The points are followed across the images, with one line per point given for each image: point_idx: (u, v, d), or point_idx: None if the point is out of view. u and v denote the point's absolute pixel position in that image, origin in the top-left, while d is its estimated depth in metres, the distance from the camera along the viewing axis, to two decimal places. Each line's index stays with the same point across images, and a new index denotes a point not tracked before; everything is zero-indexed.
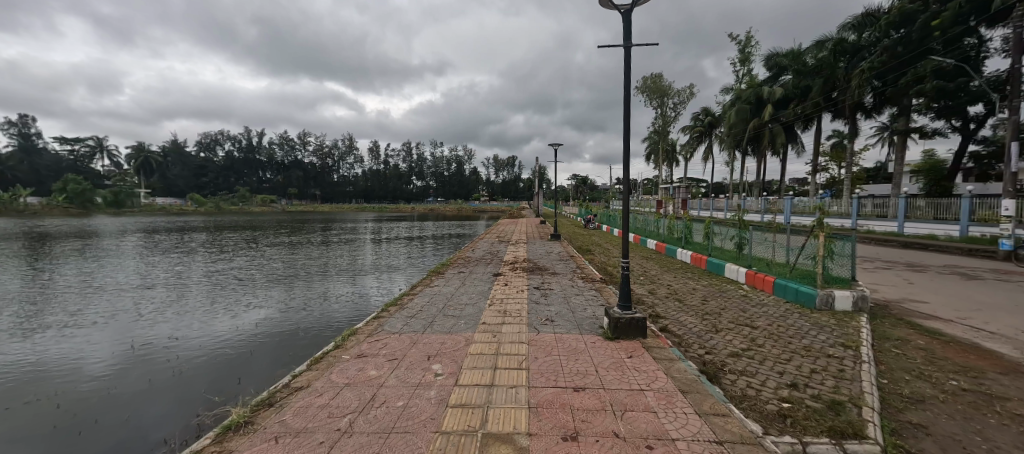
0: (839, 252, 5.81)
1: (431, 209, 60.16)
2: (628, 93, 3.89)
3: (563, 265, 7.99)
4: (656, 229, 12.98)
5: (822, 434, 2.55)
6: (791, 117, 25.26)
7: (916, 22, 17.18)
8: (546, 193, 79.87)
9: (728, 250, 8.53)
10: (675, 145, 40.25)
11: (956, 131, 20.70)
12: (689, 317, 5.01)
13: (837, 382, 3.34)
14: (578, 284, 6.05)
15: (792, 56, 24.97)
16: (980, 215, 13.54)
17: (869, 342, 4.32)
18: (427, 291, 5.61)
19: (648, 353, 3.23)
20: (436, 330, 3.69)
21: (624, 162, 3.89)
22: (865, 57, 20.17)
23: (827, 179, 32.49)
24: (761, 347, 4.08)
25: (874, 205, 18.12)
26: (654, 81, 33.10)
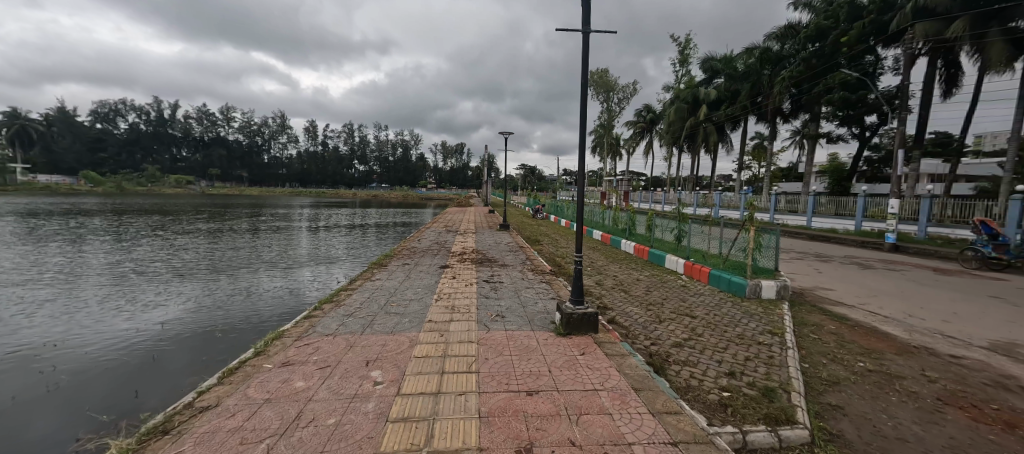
0: (766, 245, 6.24)
1: (373, 196, 57.35)
2: (585, 81, 3.78)
3: (512, 256, 7.87)
4: (601, 220, 13.34)
5: (759, 421, 2.52)
6: (722, 118, 27.18)
7: (828, 38, 19.09)
8: (495, 182, 79.71)
9: (668, 242, 8.91)
10: (619, 140, 41.87)
11: (855, 137, 23.55)
12: (636, 309, 5.09)
13: (768, 369, 3.46)
14: (528, 276, 5.95)
15: (725, 61, 26.76)
16: (871, 212, 15.59)
17: (792, 329, 4.65)
18: (367, 286, 5.20)
19: (601, 350, 3.20)
20: (376, 331, 3.38)
21: (579, 153, 3.79)
22: (786, 66, 22.04)
23: (750, 176, 35.66)
24: (702, 337, 4.19)
25: (788, 201, 20.11)
26: (601, 76, 33.98)
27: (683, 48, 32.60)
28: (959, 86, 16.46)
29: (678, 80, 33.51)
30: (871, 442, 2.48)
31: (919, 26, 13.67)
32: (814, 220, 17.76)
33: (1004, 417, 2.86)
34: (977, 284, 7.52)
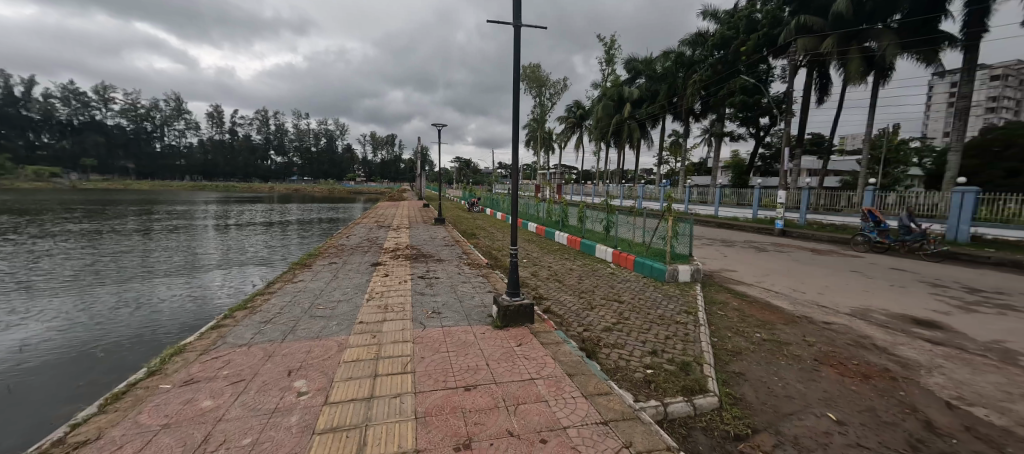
0: (682, 233, 6.85)
1: (294, 190, 52.78)
2: (518, 75, 3.80)
3: (447, 251, 7.74)
4: (536, 213, 13.66)
5: (677, 393, 2.76)
6: (644, 116, 29.20)
7: (731, 46, 21.35)
8: (428, 175, 77.79)
9: (598, 232, 9.40)
10: (551, 134, 43.10)
11: (752, 136, 26.73)
12: (569, 297, 5.30)
13: (685, 345, 3.81)
14: (464, 270, 5.90)
15: (645, 62, 28.68)
16: (765, 201, 17.87)
17: (703, 308, 5.18)
18: (288, 288, 4.77)
19: (536, 339, 3.28)
20: (299, 337, 3.12)
21: (513, 146, 3.82)
22: (696, 70, 24.24)
23: (668, 170, 38.90)
24: (628, 320, 4.49)
25: (699, 193, 22.29)
26: (533, 71, 34.60)
27: (609, 48, 34.34)
28: (829, 95, 19.40)
29: (605, 78, 35.29)
30: (766, 402, 2.85)
31: (801, 41, 16.03)
32: (721, 209, 19.91)
33: (862, 370, 3.46)
34: (843, 261, 8.97)
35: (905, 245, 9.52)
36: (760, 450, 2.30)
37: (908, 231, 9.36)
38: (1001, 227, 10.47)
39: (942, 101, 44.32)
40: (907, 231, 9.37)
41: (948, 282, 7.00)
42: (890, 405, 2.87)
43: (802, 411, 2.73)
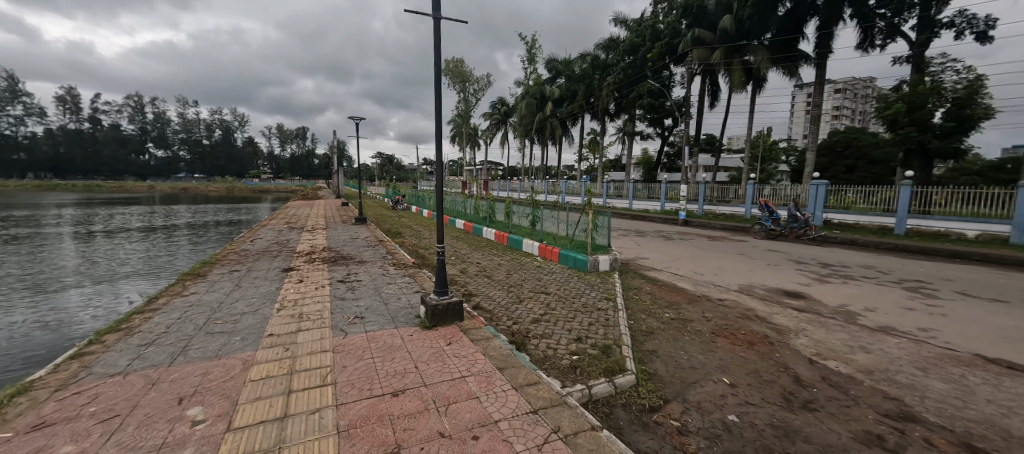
0: (601, 225, 7.31)
1: (182, 189, 45.91)
2: (439, 69, 3.71)
3: (370, 252, 7.33)
4: (463, 209, 13.55)
5: (600, 375, 2.94)
6: (564, 114, 30.48)
7: (639, 52, 23.19)
8: (347, 172, 72.91)
9: (524, 227, 9.62)
10: (476, 130, 43.05)
11: (659, 136, 29.40)
12: (498, 292, 5.35)
13: (606, 330, 4.07)
14: (389, 271, 5.65)
15: (564, 63, 29.92)
16: (671, 195, 19.80)
17: (621, 294, 5.59)
18: (177, 303, 4.13)
19: (466, 336, 3.26)
20: (194, 358, 2.73)
21: (436, 141, 3.72)
22: (610, 72, 25.92)
23: (588, 166, 41.19)
24: (555, 310, 4.67)
25: (615, 188, 23.92)
26: (456, 66, 34.19)
27: (530, 48, 35.19)
28: (719, 100, 22.07)
29: (527, 76, 36.16)
30: (675, 374, 3.17)
31: (697, 50, 17.96)
32: (634, 203, 21.64)
33: (748, 338, 4.02)
34: (733, 245, 10.30)
35: (791, 231, 11.20)
36: (671, 417, 2.55)
37: (794, 219, 10.98)
38: (845, 213, 12.91)
39: (802, 108, 53.01)
40: (793, 219, 10.99)
41: (809, 259, 8.42)
42: (769, 365, 3.39)
43: (703, 379, 3.09)
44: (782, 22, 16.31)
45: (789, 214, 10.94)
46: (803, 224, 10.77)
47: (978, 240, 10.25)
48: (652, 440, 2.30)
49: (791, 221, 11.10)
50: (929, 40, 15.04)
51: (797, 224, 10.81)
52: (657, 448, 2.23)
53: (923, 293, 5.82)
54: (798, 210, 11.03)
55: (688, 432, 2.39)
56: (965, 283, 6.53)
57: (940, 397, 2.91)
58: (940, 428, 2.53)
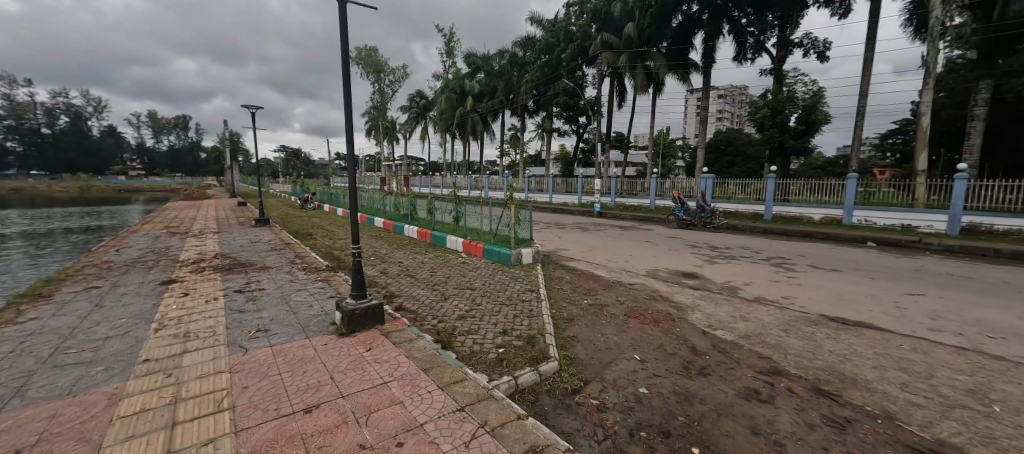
0: (524, 220, 7.52)
1: (14, 190, 36.87)
2: (347, 57, 3.44)
3: (274, 256, 6.62)
4: (382, 207, 12.88)
5: (526, 365, 3.02)
6: (485, 110, 30.56)
7: (554, 52, 24.11)
8: (244, 168, 64.88)
9: (448, 223, 9.46)
10: (394, 124, 41.23)
11: (575, 132, 30.98)
12: (422, 291, 5.17)
13: (530, 320, 4.19)
14: (297, 277, 5.16)
15: (483, 58, 29.93)
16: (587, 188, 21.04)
17: (543, 285, 5.80)
18: (9, 333, 3.31)
19: (388, 340, 3.12)
20: (35, 399, 2.21)
21: (347, 135, 3.47)
22: (528, 70, 26.57)
23: (510, 162, 41.94)
24: (480, 305, 4.66)
25: (536, 183, 24.68)
26: (369, 54, 32.30)
27: (448, 40, 34.57)
28: (626, 101, 23.94)
29: (446, 70, 35.50)
30: (593, 356, 3.38)
31: (606, 54, 19.53)
32: (554, 197, 22.59)
33: (655, 317, 4.45)
34: (640, 234, 11.30)
35: (699, 220, 12.47)
36: (591, 397, 2.72)
37: (702, 209, 12.22)
38: (729, 202, 14.94)
39: (694, 110, 59.86)
40: (701, 209, 12.23)
41: (701, 243, 9.60)
42: (672, 340, 3.78)
43: (618, 358, 3.34)
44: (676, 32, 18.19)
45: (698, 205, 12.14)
46: (710, 213, 12.05)
47: (822, 222, 12.59)
48: (575, 420, 2.42)
49: (699, 211, 12.35)
50: (786, 56, 17.96)
51: (705, 214, 12.05)
52: (579, 427, 2.36)
53: (786, 268, 6.98)
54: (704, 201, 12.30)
55: (606, 408, 2.57)
56: (814, 257, 7.99)
57: (799, 352, 3.53)
58: (799, 377, 3.07)
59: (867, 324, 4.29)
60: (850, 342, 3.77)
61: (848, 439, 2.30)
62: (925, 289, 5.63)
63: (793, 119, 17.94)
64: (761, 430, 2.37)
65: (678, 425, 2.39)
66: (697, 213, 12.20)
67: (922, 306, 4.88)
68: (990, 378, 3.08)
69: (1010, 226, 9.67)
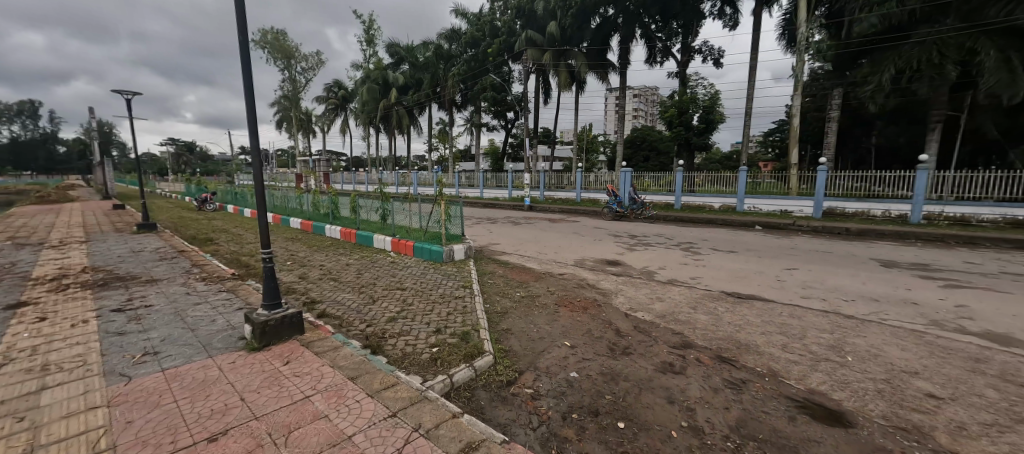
0: (454, 215, 7.42)
1: None
2: (246, 43, 3.08)
3: (164, 266, 5.74)
4: (298, 206, 11.83)
5: (460, 362, 2.98)
6: (411, 103, 29.49)
7: (480, 46, 24.03)
8: (121, 165, 55.31)
9: (374, 222, 9.00)
10: (309, 116, 38.07)
11: (503, 127, 31.24)
12: (347, 295, 4.83)
13: (464, 317, 4.14)
14: (196, 288, 4.54)
15: (407, 49, 28.80)
16: (517, 183, 21.40)
17: (476, 280, 5.78)
18: None
19: (308, 351, 2.88)
20: None
21: (251, 129, 3.13)
22: (454, 63, 26.15)
23: (439, 157, 41.08)
24: (412, 305, 4.48)
25: (466, 178, 24.47)
26: (276, 38, 29.35)
27: (367, 28, 32.68)
28: (551, 97, 24.71)
29: (367, 59, 33.58)
30: (526, 347, 3.46)
31: (531, 51, 19.99)
32: (485, 192, 22.64)
33: (583, 305, 4.68)
34: (568, 226, 11.79)
35: (631, 211, 13.30)
36: (525, 386, 2.79)
37: (634, 201, 13.04)
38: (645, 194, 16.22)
39: (612, 107, 63.84)
40: (632, 201, 13.04)
41: (622, 232, 10.31)
42: (598, 325, 4.02)
43: (549, 346, 3.46)
44: (595, 33, 19.20)
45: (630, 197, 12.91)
46: (641, 205, 12.91)
47: (721, 209, 14.24)
48: (510, 411, 2.47)
49: (630, 203, 13.17)
50: (689, 61, 19.90)
51: (637, 206, 12.88)
52: (515, 417, 2.40)
53: (694, 252, 7.79)
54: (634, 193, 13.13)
55: (540, 396, 2.65)
56: (715, 241, 9.02)
57: (704, 326, 3.97)
58: (705, 348, 3.46)
59: (757, 296, 4.96)
60: (745, 313, 4.33)
61: (744, 398, 2.64)
62: (800, 264, 6.66)
63: (696, 118, 19.97)
64: (675, 398, 2.62)
65: (606, 403, 2.55)
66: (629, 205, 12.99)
67: (796, 278, 5.77)
68: (845, 334, 3.76)
69: (857, 208, 11.81)
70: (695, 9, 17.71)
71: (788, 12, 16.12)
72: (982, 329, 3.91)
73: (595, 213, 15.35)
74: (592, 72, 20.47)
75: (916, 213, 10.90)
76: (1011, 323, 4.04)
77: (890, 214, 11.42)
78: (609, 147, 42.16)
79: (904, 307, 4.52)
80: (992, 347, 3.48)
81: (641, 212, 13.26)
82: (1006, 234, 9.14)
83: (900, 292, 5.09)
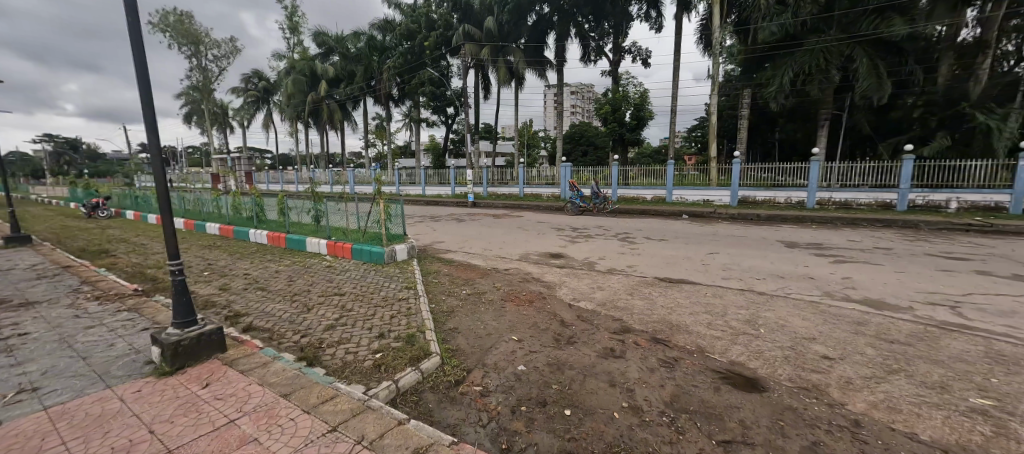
0: (395, 214, 7.14)
1: None
2: (137, 29, 2.69)
3: (44, 286, 4.87)
4: (215, 210, 10.66)
5: (406, 366, 2.88)
6: (343, 96, 27.81)
7: (416, 39, 23.29)
8: None
9: (306, 224, 8.40)
10: (224, 109, 34.39)
11: (444, 123, 30.63)
12: (278, 305, 4.44)
13: (408, 319, 3.99)
14: (86, 310, 3.91)
15: (336, 39, 27.08)
16: (460, 180, 21.13)
17: (420, 280, 5.61)
18: None
19: (232, 370, 2.63)
20: None
21: (149, 127, 2.75)
22: (389, 56, 25.06)
23: (376, 153, 39.34)
24: (351, 311, 4.22)
25: (407, 175, 23.69)
26: (180, 21, 26.10)
27: (290, 15, 30.26)
28: (491, 93, 24.68)
29: (290, 48, 31.09)
30: (473, 345, 3.44)
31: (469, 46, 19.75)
32: (428, 189, 22.11)
33: (528, 298, 4.76)
34: (512, 221, 11.89)
35: (593, 205, 13.57)
36: (474, 384, 2.77)
37: (596, 196, 13.31)
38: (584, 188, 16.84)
39: (551, 103, 65.44)
40: (595, 196, 13.30)
41: (564, 226, 10.62)
42: (543, 317, 4.11)
43: (496, 342, 3.47)
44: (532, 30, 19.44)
45: (593, 192, 13.15)
46: (604, 199, 13.19)
47: (654, 201, 15.20)
48: (459, 411, 2.44)
49: (593, 197, 13.41)
50: (620, 60, 20.92)
51: (600, 200, 13.15)
52: (465, 416, 2.38)
53: (630, 242, 8.25)
54: (596, 188, 13.40)
55: (489, 393, 2.65)
56: (649, 230, 9.63)
57: (641, 311, 4.22)
58: (642, 331, 3.68)
59: (685, 280, 5.39)
60: (675, 296, 4.69)
61: (676, 374, 2.86)
62: (721, 249, 7.34)
63: (628, 115, 21.08)
64: (617, 381, 2.76)
65: (552, 393, 2.62)
66: (593, 200, 13.24)
67: (718, 261, 6.36)
68: (758, 309, 4.21)
69: (766, 197, 13.26)
70: (624, 11, 18.64)
71: (704, 18, 17.57)
72: (862, 296, 4.61)
73: (538, 208, 15.63)
74: (530, 69, 20.76)
75: (811, 199, 12.57)
76: (883, 290, 4.80)
77: (791, 201, 12.96)
78: (549, 143, 43.18)
79: (804, 282, 5.18)
80: (870, 311, 4.11)
81: (603, 205, 13.57)
82: (879, 215, 10.80)
83: (800, 268, 5.83)
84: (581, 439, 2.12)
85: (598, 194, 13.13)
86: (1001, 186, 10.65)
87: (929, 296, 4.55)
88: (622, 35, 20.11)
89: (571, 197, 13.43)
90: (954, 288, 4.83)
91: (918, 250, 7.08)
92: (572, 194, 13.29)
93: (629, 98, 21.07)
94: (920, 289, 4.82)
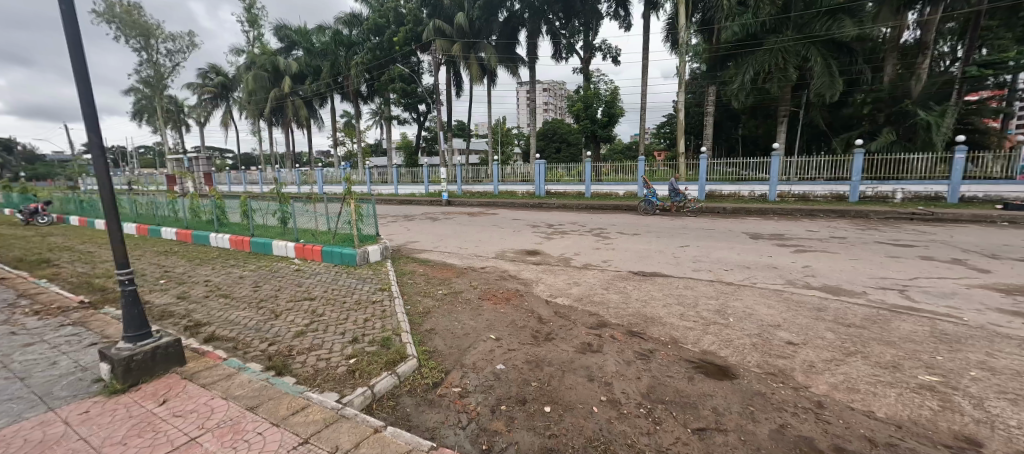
0: (367, 214, 6.94)
1: None
2: (72, 28, 2.45)
3: None
4: (172, 213, 10.04)
5: (382, 370, 2.80)
6: (309, 93, 26.70)
7: (384, 34, 22.89)
8: None
9: (272, 226, 8.04)
10: (179, 106, 32.49)
11: (416, 121, 30.04)
12: (242, 312, 4.23)
13: (381, 322, 3.86)
14: (24, 326, 3.58)
15: (301, 34, 25.92)
16: (433, 177, 20.72)
17: (395, 281, 5.49)
18: None
19: (192, 385, 2.47)
20: None
21: (91, 135, 2.55)
22: (358, 51, 24.34)
23: (346, 151, 38.25)
24: (323, 316, 4.07)
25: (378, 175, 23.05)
26: (126, 12, 24.41)
27: (249, 7, 28.90)
28: (462, 90, 24.54)
29: (250, 42, 29.77)
30: (451, 346, 3.38)
31: (438, 41, 19.54)
32: (400, 188, 21.74)
33: (506, 296, 4.74)
34: (487, 219, 11.75)
35: (673, 203, 12.45)
36: (453, 386, 2.72)
37: (675, 194, 12.14)
38: (558, 184, 16.96)
39: (524, 100, 66.17)
40: (674, 194, 12.10)
41: (540, 222, 10.68)
42: (521, 315, 4.09)
43: (474, 342, 3.43)
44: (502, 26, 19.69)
45: (672, 190, 12.02)
46: (686, 198, 11.99)
47: (626, 196, 15.54)
48: (438, 413, 2.39)
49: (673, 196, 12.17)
50: (590, 58, 21.19)
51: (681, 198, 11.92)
52: (443, 419, 2.33)
53: (604, 236, 8.39)
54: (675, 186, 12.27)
55: (468, 393, 2.61)
56: (621, 225, 9.86)
57: (617, 305, 4.28)
58: (617, 325, 3.74)
59: (658, 273, 5.51)
60: (649, 289, 4.79)
61: (650, 365, 2.92)
62: (691, 241, 7.59)
63: (599, 112, 21.38)
64: (595, 376, 2.79)
65: (532, 391, 2.61)
66: (673, 199, 12.09)
67: (690, 254, 6.54)
68: (727, 298, 4.39)
69: (731, 190, 13.75)
70: (593, 9, 18.85)
71: (670, 17, 18.03)
72: (821, 283, 4.87)
73: (513, 205, 15.68)
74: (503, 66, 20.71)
75: (772, 192, 13.19)
76: (839, 276, 5.10)
77: (754, 194, 13.54)
78: (523, 141, 43.42)
79: (767, 271, 5.44)
80: (828, 296, 4.37)
81: (682, 204, 12.40)
82: (832, 206, 11.51)
83: (765, 258, 6.10)
84: (562, 436, 2.12)
85: (680, 192, 11.93)
86: (940, 177, 11.56)
87: (881, 281, 4.86)
88: (591, 33, 20.40)
89: (646, 196, 12.24)
90: (901, 273, 5.19)
91: (868, 238, 7.56)
92: (648, 192, 12.14)
93: (599, 95, 21.44)
94: (872, 274, 5.15)
